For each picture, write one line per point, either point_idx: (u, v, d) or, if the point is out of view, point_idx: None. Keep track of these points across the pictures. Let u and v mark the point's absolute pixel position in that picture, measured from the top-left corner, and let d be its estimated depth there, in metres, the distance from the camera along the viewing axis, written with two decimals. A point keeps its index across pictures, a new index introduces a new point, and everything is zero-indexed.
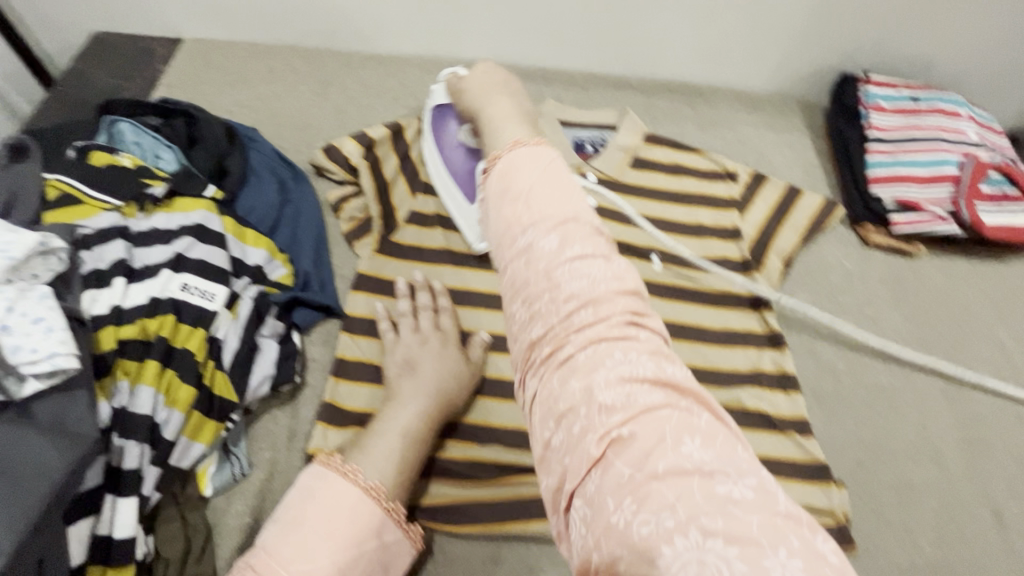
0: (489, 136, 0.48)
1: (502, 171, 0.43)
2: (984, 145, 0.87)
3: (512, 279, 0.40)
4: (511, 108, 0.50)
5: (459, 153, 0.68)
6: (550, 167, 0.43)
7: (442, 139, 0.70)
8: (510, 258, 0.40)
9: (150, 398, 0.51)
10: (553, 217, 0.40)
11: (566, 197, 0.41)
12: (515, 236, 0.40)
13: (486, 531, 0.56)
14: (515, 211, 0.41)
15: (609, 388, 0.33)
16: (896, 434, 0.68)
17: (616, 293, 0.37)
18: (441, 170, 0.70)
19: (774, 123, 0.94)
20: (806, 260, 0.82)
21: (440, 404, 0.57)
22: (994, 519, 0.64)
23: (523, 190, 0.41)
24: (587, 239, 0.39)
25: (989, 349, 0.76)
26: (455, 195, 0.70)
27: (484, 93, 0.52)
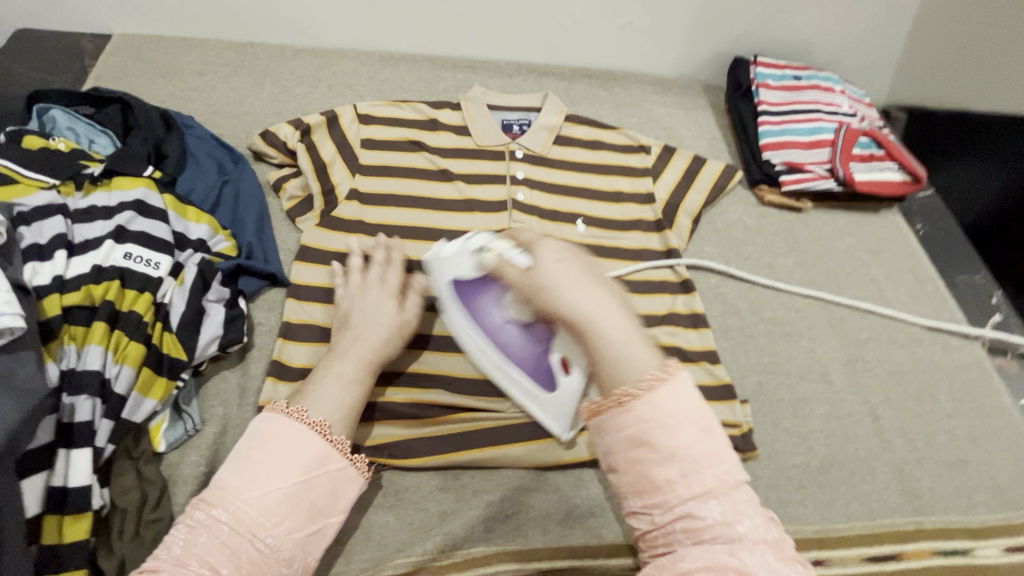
0: (604, 360, 0.45)
1: (642, 425, 0.42)
2: (856, 115, 1.00)
3: (654, 515, 0.42)
4: (606, 295, 0.47)
5: (511, 334, 0.60)
6: (693, 416, 0.43)
7: (486, 329, 0.61)
8: (658, 511, 0.41)
9: (99, 356, 0.53)
10: (698, 460, 0.41)
11: (713, 443, 0.43)
12: (664, 493, 0.41)
13: (430, 463, 0.61)
14: (660, 469, 0.42)
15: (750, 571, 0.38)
16: (792, 359, 0.78)
17: (761, 523, 0.40)
18: (489, 350, 0.62)
19: (682, 102, 1.05)
20: (712, 219, 0.92)
21: (377, 352, 0.62)
22: (873, 421, 0.75)
23: (664, 443, 0.42)
24: (738, 493, 0.41)
25: (865, 285, 0.88)
26: (512, 374, 0.62)
27: (578, 287, 0.47)
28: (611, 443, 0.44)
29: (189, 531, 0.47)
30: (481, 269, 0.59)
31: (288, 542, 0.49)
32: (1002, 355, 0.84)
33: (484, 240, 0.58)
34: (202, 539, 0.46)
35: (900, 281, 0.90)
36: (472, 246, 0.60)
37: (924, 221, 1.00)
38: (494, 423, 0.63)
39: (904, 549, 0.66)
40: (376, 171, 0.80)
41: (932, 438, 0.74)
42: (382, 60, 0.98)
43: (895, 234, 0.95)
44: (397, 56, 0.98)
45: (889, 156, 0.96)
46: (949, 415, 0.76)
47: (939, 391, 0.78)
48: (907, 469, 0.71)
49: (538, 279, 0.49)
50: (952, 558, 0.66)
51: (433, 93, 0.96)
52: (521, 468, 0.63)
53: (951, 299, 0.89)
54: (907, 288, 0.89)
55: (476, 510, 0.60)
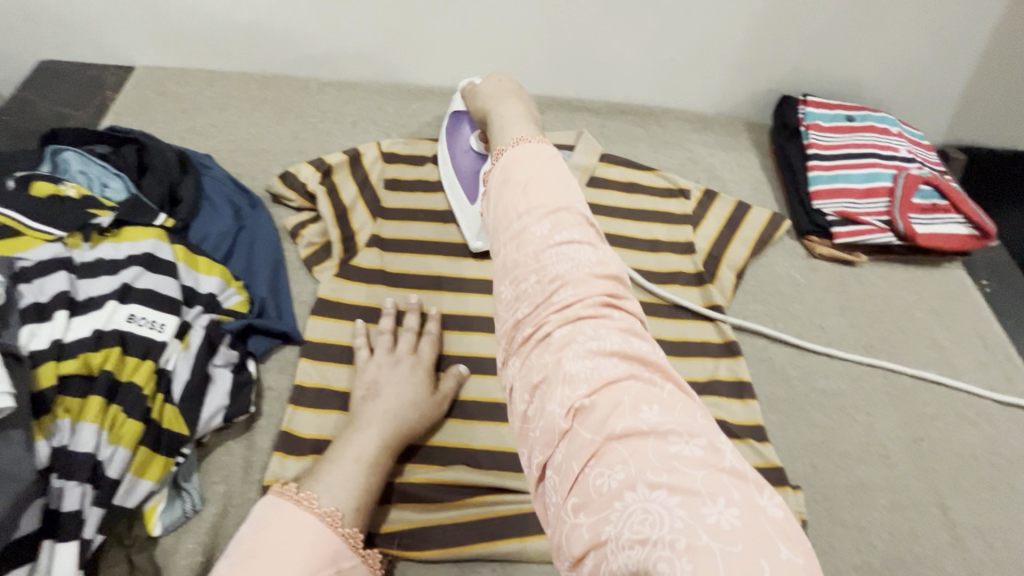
0: (499, 133, 0.56)
1: (505, 166, 0.49)
2: (915, 159, 0.93)
3: (502, 259, 0.46)
4: (519, 108, 0.60)
5: (466, 158, 0.75)
6: (548, 169, 0.48)
7: (456, 143, 0.76)
8: (502, 241, 0.46)
9: (92, 437, 0.48)
10: (544, 209, 0.45)
11: (557, 189, 0.47)
12: (509, 221, 0.46)
13: (449, 555, 0.55)
14: (513, 199, 0.47)
15: (578, 362, 0.38)
16: (848, 437, 0.71)
17: (595, 280, 0.42)
18: (450, 171, 0.77)
19: (723, 142, 0.99)
20: (757, 271, 0.85)
21: (398, 430, 0.57)
22: (941, 514, 0.66)
23: (521, 181, 0.47)
24: (575, 228, 0.44)
25: (927, 350, 0.80)
26: (458, 195, 0.75)
27: (497, 107, 0.61)
28: (488, 202, 0.49)
29: None
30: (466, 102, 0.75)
31: None
32: None
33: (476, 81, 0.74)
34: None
35: (967, 346, 0.81)
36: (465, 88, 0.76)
37: (990, 277, 0.91)
38: (520, 509, 0.57)
39: None
40: (398, 217, 0.75)
41: (1011, 537, 0.65)
42: (408, 93, 0.94)
43: (959, 292, 0.87)
44: (425, 90, 0.94)
45: (954, 208, 0.88)
46: None
47: (1017, 479, 0.70)
48: (984, 574, 0.63)
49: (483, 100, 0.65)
50: None
51: None
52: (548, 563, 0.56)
53: None
54: (975, 355, 0.81)
55: None
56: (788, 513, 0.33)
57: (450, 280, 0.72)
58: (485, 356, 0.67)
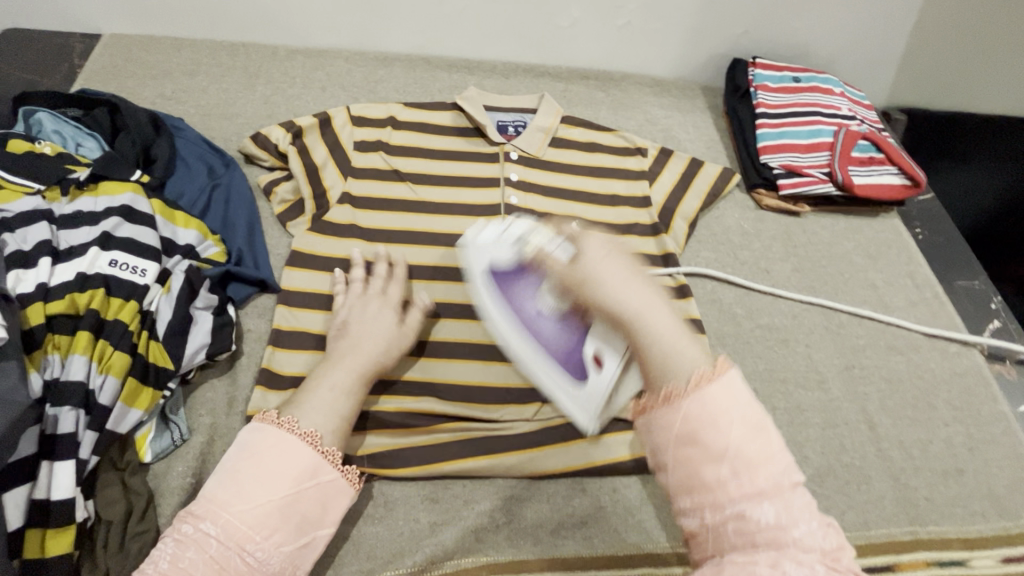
0: (653, 368, 0.44)
1: (689, 416, 0.41)
2: (855, 117, 0.99)
3: (687, 491, 0.41)
4: (669, 325, 0.46)
5: (543, 325, 0.60)
6: (744, 412, 0.42)
7: (523, 316, 0.61)
8: (698, 502, 0.40)
9: (83, 366, 0.52)
10: (753, 466, 0.40)
11: (764, 444, 0.41)
12: (710, 498, 0.40)
13: (421, 473, 0.60)
14: (712, 471, 0.40)
15: (802, 575, 0.36)
16: (789, 367, 0.77)
17: (812, 542, 0.38)
18: (524, 346, 0.61)
19: (679, 104, 1.04)
20: (709, 223, 0.91)
21: (369, 362, 0.61)
22: (869, 429, 0.74)
23: (724, 449, 0.40)
24: (793, 498, 0.39)
25: (862, 290, 0.87)
26: (548, 371, 0.60)
27: (631, 293, 0.47)
28: (658, 437, 0.42)
29: (177, 545, 0.47)
30: (516, 255, 0.61)
31: (278, 554, 0.49)
32: (1001, 362, 0.83)
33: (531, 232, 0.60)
34: (190, 553, 0.46)
35: (898, 287, 0.89)
36: (516, 238, 0.61)
37: (923, 226, 0.99)
38: (485, 433, 0.63)
39: (900, 560, 0.65)
40: (367, 175, 0.79)
41: (928, 447, 0.73)
42: (376, 60, 0.96)
43: (894, 239, 0.94)
44: (392, 57, 0.97)
45: (889, 159, 0.95)
46: (946, 423, 0.75)
47: (936, 398, 0.78)
48: (903, 478, 0.71)
49: (582, 272, 0.49)
50: (949, 570, 0.65)
51: (427, 94, 0.95)
52: (513, 478, 0.62)
53: (950, 305, 0.88)
54: (906, 294, 0.88)
55: (467, 520, 0.59)
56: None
57: (421, 233, 0.77)
58: (453, 299, 0.72)
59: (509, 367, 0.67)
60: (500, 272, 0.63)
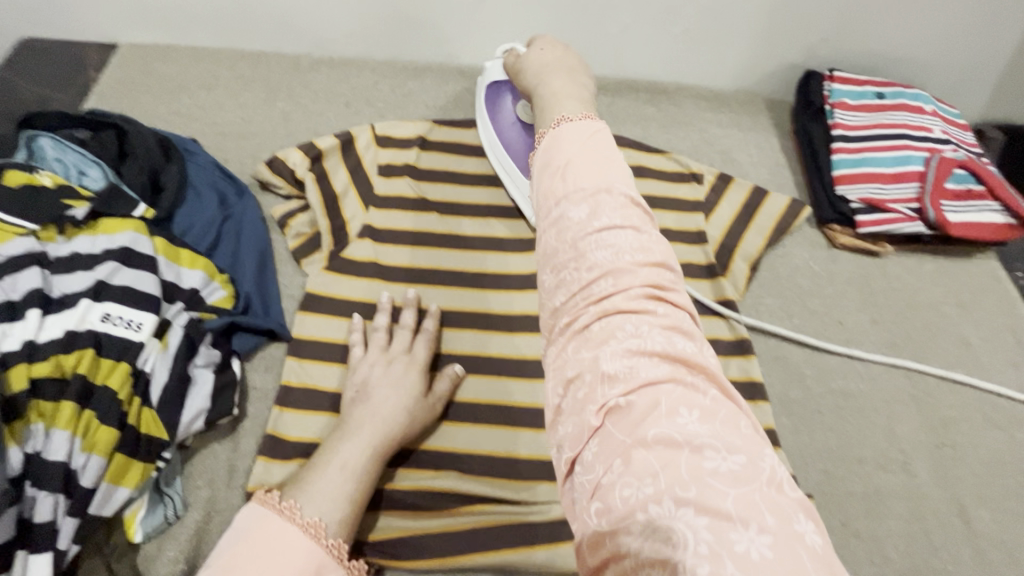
0: (541, 110, 0.50)
1: (546, 147, 0.44)
2: (950, 140, 0.86)
3: (542, 247, 0.40)
4: (568, 84, 0.51)
5: (513, 129, 0.72)
6: (589, 147, 0.42)
7: (499, 120, 0.74)
8: (543, 232, 0.40)
9: (65, 444, 0.46)
10: (585, 190, 0.40)
11: (602, 168, 0.41)
12: (547, 207, 0.41)
13: (439, 565, 0.53)
14: (550, 183, 0.41)
15: (615, 360, 0.34)
16: (865, 442, 0.67)
17: (638, 270, 0.37)
18: (497, 149, 0.74)
19: (741, 121, 0.93)
20: (774, 262, 0.80)
21: (386, 435, 0.54)
22: (962, 524, 0.63)
23: (562, 162, 0.42)
24: (619, 211, 0.39)
25: (954, 348, 0.75)
26: (511, 172, 0.73)
27: (543, 70, 0.54)
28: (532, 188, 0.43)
29: None
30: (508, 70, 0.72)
31: None
32: None
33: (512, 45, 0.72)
34: None
35: (998, 344, 0.76)
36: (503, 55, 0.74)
37: None
38: (512, 519, 0.55)
39: None
40: (390, 204, 0.71)
41: None
42: (405, 71, 0.88)
43: (992, 285, 0.81)
44: (422, 67, 0.89)
45: (990, 193, 0.81)
46: None
47: None
48: None
49: (528, 74, 0.56)
50: None
51: (460, 109, 0.86)
52: (542, 574, 0.54)
53: None
54: (1008, 354, 0.75)
55: None
56: (828, 540, 0.29)
57: (447, 272, 0.69)
58: (477, 352, 0.64)
59: (538, 436, 0.60)
60: (496, 72, 0.75)
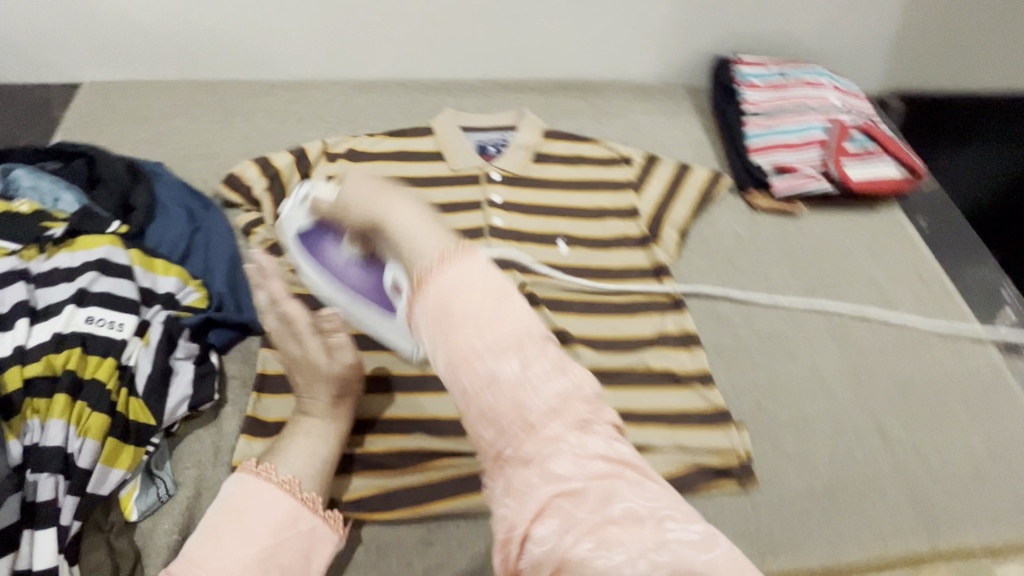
0: (404, 252, 0.47)
1: (437, 298, 0.42)
2: (847, 109, 0.97)
3: (473, 403, 0.41)
4: (410, 212, 0.49)
5: (350, 273, 0.63)
6: (485, 279, 0.43)
7: (335, 273, 0.65)
8: (469, 388, 0.41)
9: (60, 431, 0.51)
10: (502, 341, 0.41)
11: (511, 314, 0.42)
12: (471, 368, 0.41)
13: (412, 515, 0.59)
14: (464, 336, 0.41)
15: (568, 463, 0.38)
16: (791, 374, 0.75)
17: (573, 400, 0.41)
18: (344, 297, 0.65)
19: (664, 108, 1.02)
20: (701, 228, 0.89)
21: (343, 401, 0.60)
22: (880, 437, 0.71)
23: (468, 315, 0.41)
24: (542, 355, 0.41)
25: (866, 289, 0.84)
26: (370, 311, 0.64)
27: (376, 200, 0.51)
28: (423, 325, 0.43)
29: None
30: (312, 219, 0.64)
31: None
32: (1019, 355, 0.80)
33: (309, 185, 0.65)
34: None
35: (903, 282, 0.86)
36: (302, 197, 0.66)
37: (927, 216, 0.96)
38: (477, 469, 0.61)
39: None
40: None
41: (943, 452, 0.70)
42: (353, 87, 0.95)
43: (896, 232, 0.91)
44: (369, 82, 0.96)
45: (884, 150, 0.92)
46: (961, 426, 0.73)
47: (951, 400, 0.75)
48: (919, 488, 0.68)
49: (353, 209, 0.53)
50: None
51: (406, 118, 0.93)
52: None
53: (959, 299, 0.84)
54: (912, 290, 0.85)
55: (464, 561, 0.58)
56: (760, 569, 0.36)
57: None
58: None
59: None
60: (313, 237, 0.65)
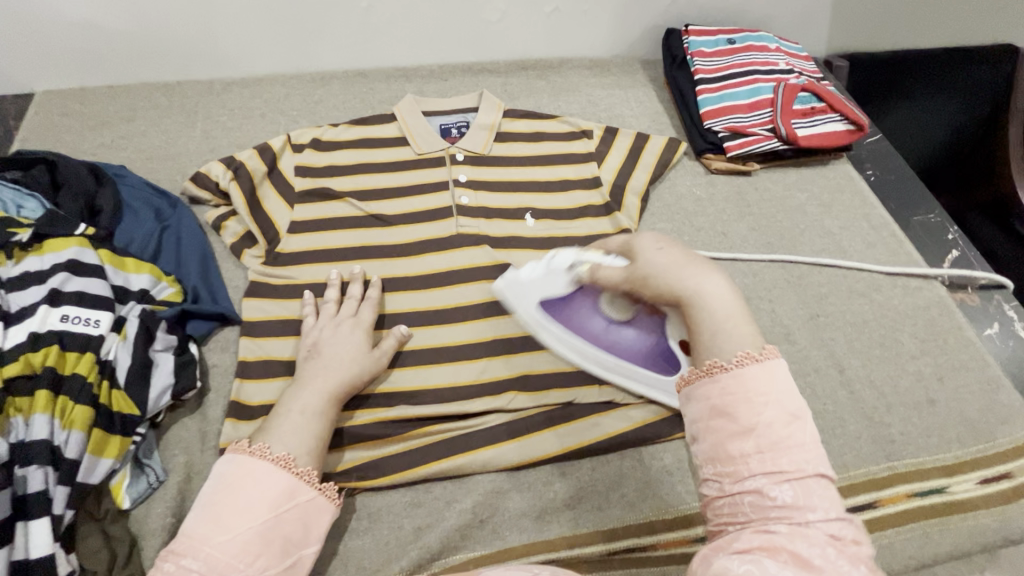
0: (700, 333, 0.47)
1: (726, 392, 0.43)
2: (793, 70, 1.00)
3: (729, 476, 0.41)
4: (718, 292, 0.47)
5: (618, 335, 0.65)
6: (782, 398, 0.42)
7: (592, 335, 0.66)
8: (726, 472, 0.41)
9: (45, 425, 0.52)
10: (783, 463, 0.40)
11: (806, 447, 0.41)
12: (740, 476, 0.40)
13: (400, 481, 0.62)
14: (738, 444, 0.41)
15: (811, 548, 0.36)
16: (754, 323, 0.79)
17: (836, 527, 0.38)
18: (600, 360, 0.68)
19: (620, 81, 1.05)
20: (662, 193, 0.92)
21: (339, 382, 0.62)
22: (839, 374, 0.76)
23: (751, 425, 0.41)
24: (813, 484, 0.39)
25: (821, 239, 0.89)
26: (637, 375, 0.67)
27: (679, 269, 0.49)
28: (697, 409, 0.44)
29: None
30: (569, 283, 0.65)
31: None
32: (962, 289, 0.86)
33: (580, 258, 0.63)
34: None
35: (855, 230, 0.90)
36: (567, 264, 0.64)
37: (874, 167, 1.01)
38: (459, 433, 0.65)
39: (880, 496, 0.67)
40: (311, 198, 0.79)
41: (898, 383, 0.75)
42: (314, 81, 0.96)
43: (847, 184, 0.96)
44: (329, 75, 0.97)
45: (831, 108, 0.96)
46: (912, 357, 0.77)
47: (903, 334, 0.80)
48: (876, 417, 0.73)
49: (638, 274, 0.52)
50: (930, 498, 0.68)
51: (369, 107, 0.95)
52: (493, 472, 0.64)
53: (907, 242, 0.89)
54: (863, 237, 0.90)
55: (453, 520, 0.61)
56: None
57: (373, 247, 0.77)
58: (413, 308, 0.73)
59: (474, 365, 0.70)
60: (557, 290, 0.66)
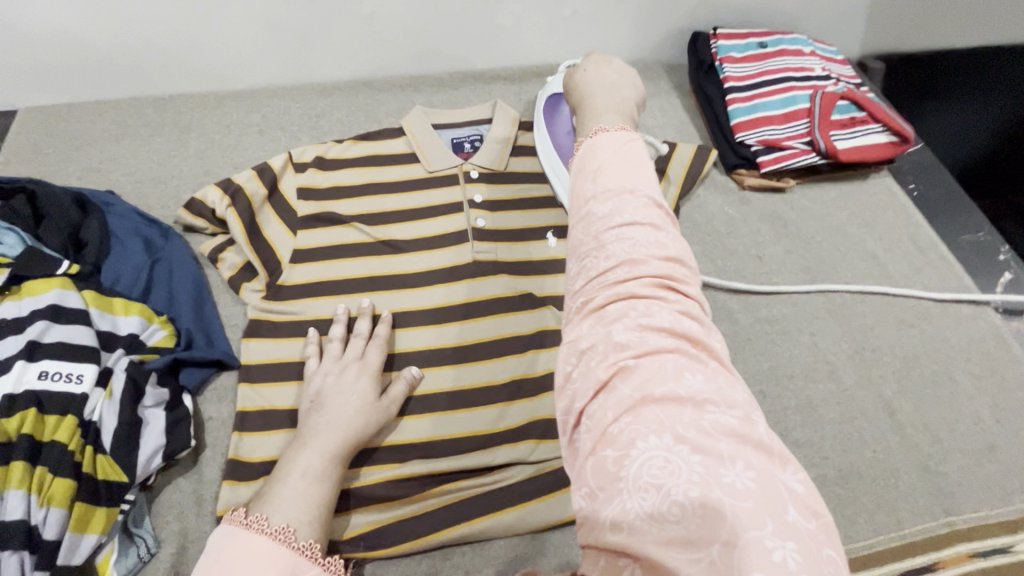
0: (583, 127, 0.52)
1: (583, 154, 0.46)
2: (830, 76, 0.93)
3: (574, 243, 0.42)
4: (605, 91, 0.56)
5: (567, 137, 0.78)
6: (624, 154, 0.45)
7: (556, 129, 0.79)
8: (575, 227, 0.42)
9: (20, 502, 0.47)
10: (611, 193, 0.42)
11: (632, 179, 0.43)
12: (578, 211, 0.43)
13: (415, 548, 0.57)
14: (585, 187, 0.44)
15: (628, 332, 0.35)
16: (795, 359, 0.73)
17: (655, 263, 0.39)
18: (549, 150, 0.79)
19: (643, 89, 0.98)
20: (691, 212, 0.85)
21: (346, 441, 0.57)
22: (888, 416, 0.69)
23: (593, 170, 0.44)
24: (640, 210, 0.41)
25: (863, 263, 0.82)
26: (560, 173, 0.78)
27: (586, 78, 0.58)
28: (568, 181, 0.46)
29: None
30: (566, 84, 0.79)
31: None
32: (1019, 318, 0.79)
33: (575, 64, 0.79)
34: None
35: (900, 252, 0.83)
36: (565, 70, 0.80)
37: (918, 181, 0.94)
38: (479, 491, 0.60)
39: (940, 558, 0.61)
40: (315, 224, 0.73)
41: (954, 426, 0.69)
42: (315, 92, 0.90)
43: (889, 201, 0.89)
44: (331, 87, 0.91)
45: (872, 117, 0.89)
46: (969, 396, 0.71)
47: (957, 370, 0.73)
48: (932, 466, 0.66)
49: (581, 89, 0.58)
50: (994, 559, 0.62)
51: (374, 121, 0.89)
52: (515, 535, 0.59)
53: (957, 264, 0.83)
54: (909, 260, 0.83)
55: None
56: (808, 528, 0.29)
57: (382, 278, 0.71)
58: (425, 347, 0.67)
59: (494, 413, 0.64)
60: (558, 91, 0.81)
